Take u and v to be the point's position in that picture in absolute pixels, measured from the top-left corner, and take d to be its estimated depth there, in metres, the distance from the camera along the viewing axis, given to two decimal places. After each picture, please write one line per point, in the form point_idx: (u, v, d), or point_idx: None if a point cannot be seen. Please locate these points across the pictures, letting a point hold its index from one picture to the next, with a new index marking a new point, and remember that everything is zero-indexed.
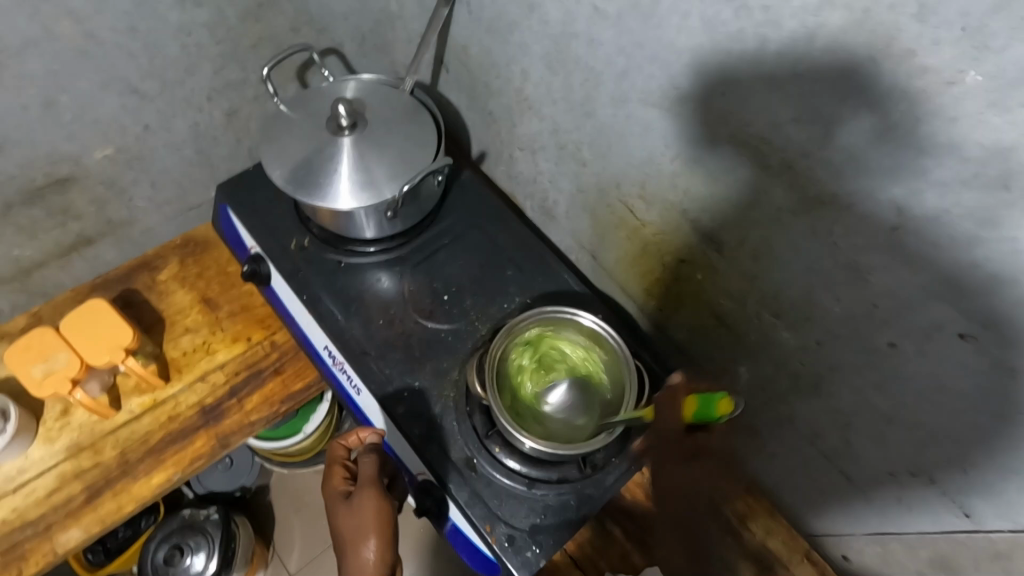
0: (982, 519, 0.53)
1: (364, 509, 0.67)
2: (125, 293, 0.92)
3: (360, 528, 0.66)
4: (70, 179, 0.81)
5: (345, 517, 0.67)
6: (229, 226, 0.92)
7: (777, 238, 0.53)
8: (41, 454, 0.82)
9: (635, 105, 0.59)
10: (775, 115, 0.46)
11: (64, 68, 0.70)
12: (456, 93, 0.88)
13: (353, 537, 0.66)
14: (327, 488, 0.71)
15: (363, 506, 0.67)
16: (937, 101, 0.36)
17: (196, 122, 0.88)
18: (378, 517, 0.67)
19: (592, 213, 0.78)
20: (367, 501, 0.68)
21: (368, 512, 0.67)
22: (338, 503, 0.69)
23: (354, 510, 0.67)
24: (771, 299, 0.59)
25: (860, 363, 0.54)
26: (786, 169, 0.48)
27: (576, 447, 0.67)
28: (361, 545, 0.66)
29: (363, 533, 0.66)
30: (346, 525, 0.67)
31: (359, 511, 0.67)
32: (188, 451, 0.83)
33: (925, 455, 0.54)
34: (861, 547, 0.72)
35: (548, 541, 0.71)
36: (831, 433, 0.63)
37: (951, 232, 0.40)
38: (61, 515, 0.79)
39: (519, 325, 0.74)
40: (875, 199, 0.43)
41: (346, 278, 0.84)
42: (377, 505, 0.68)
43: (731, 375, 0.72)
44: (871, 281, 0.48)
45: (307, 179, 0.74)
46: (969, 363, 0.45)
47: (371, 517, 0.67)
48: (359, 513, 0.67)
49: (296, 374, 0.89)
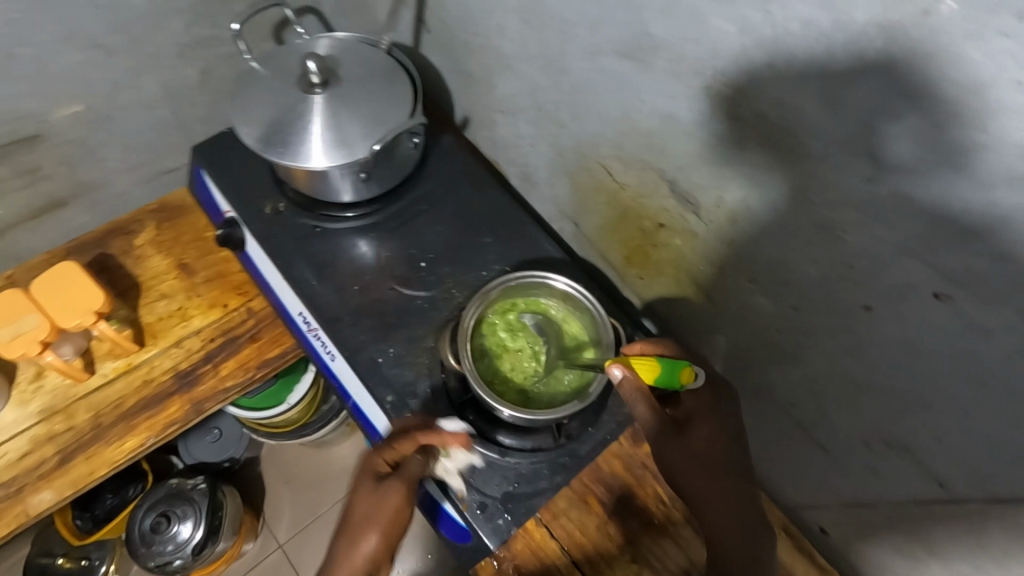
0: (955, 489, 0.52)
1: (395, 508, 0.63)
2: (100, 257, 0.90)
3: (368, 523, 0.62)
4: (38, 137, 0.79)
5: (362, 502, 0.63)
6: (203, 189, 0.90)
7: (752, 197, 0.51)
8: (13, 417, 0.81)
9: (608, 58, 0.57)
10: (748, 60, 0.43)
11: (25, 18, 0.68)
12: (436, 53, 0.86)
13: (367, 523, 0.62)
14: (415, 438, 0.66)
15: (390, 501, 0.63)
16: (912, 35, 0.33)
17: (168, 80, 0.85)
18: (394, 515, 0.62)
19: (572, 178, 0.76)
20: (389, 502, 0.63)
21: (384, 513, 0.62)
22: (366, 485, 0.64)
23: (385, 504, 0.62)
24: (747, 263, 0.57)
25: (835, 327, 0.52)
26: (757, 120, 0.45)
27: (551, 413, 0.66)
28: (371, 524, 0.62)
29: (371, 525, 0.62)
30: (360, 511, 0.63)
31: (385, 498, 0.63)
32: (161, 416, 0.82)
33: (899, 423, 0.53)
34: (838, 520, 0.71)
35: (519, 509, 0.71)
36: (807, 403, 0.62)
37: (925, 183, 0.38)
38: (33, 478, 0.78)
39: (490, 291, 0.71)
40: (848, 150, 0.41)
41: (322, 243, 0.83)
42: (404, 507, 0.63)
43: (710, 344, 0.72)
44: (845, 240, 0.46)
45: (278, 137, 0.71)
46: (946, 325, 0.43)
47: (386, 513, 0.62)
48: (385, 505, 0.62)
49: (273, 341, 0.88)
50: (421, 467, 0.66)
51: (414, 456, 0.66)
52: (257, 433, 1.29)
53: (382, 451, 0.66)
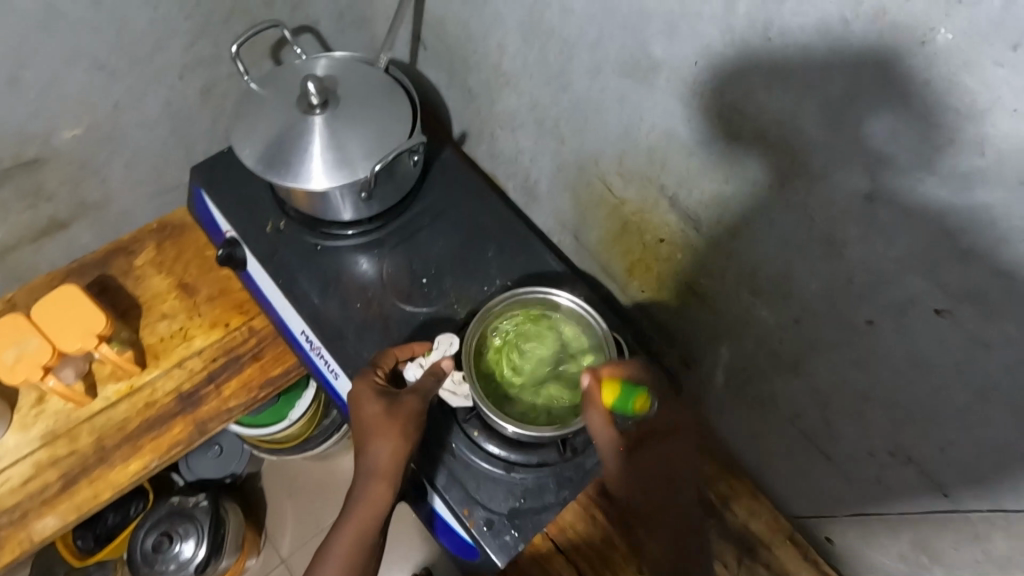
0: (960, 499, 0.52)
1: (406, 412, 0.65)
2: (100, 278, 0.90)
3: (381, 429, 0.63)
4: (39, 159, 0.79)
5: (371, 411, 0.65)
6: (204, 208, 0.90)
7: (754, 213, 0.52)
8: (16, 441, 0.81)
9: (610, 77, 0.57)
10: (750, 81, 0.44)
11: (27, 43, 0.68)
12: (435, 69, 0.86)
13: (380, 427, 0.64)
14: (396, 355, 0.71)
15: (403, 409, 0.65)
16: (910, 61, 0.34)
17: (169, 100, 0.85)
18: (406, 424, 0.64)
19: (573, 192, 0.76)
20: (400, 412, 0.65)
21: (396, 420, 0.64)
22: (371, 397, 0.66)
23: (397, 410, 0.64)
24: (749, 276, 0.58)
25: (838, 341, 0.52)
26: (758, 139, 0.46)
27: (556, 429, 0.67)
28: (387, 431, 0.63)
29: (384, 432, 0.63)
30: (370, 419, 0.64)
31: (393, 407, 0.65)
32: (165, 438, 0.82)
33: (904, 434, 0.53)
34: (843, 528, 0.72)
35: (526, 525, 0.71)
36: (810, 414, 0.63)
37: (925, 203, 0.38)
38: (36, 503, 0.78)
39: (494, 308, 0.73)
40: (850, 170, 0.41)
41: (323, 260, 0.83)
42: (417, 411, 0.66)
43: (713, 355, 0.72)
44: (846, 256, 0.46)
45: (278, 158, 0.72)
46: (948, 340, 0.43)
47: (398, 420, 0.64)
48: (397, 412, 0.64)
49: (275, 359, 0.88)
50: (435, 383, 0.68)
51: (428, 375, 0.68)
52: (257, 449, 1.28)
53: (372, 368, 0.69)
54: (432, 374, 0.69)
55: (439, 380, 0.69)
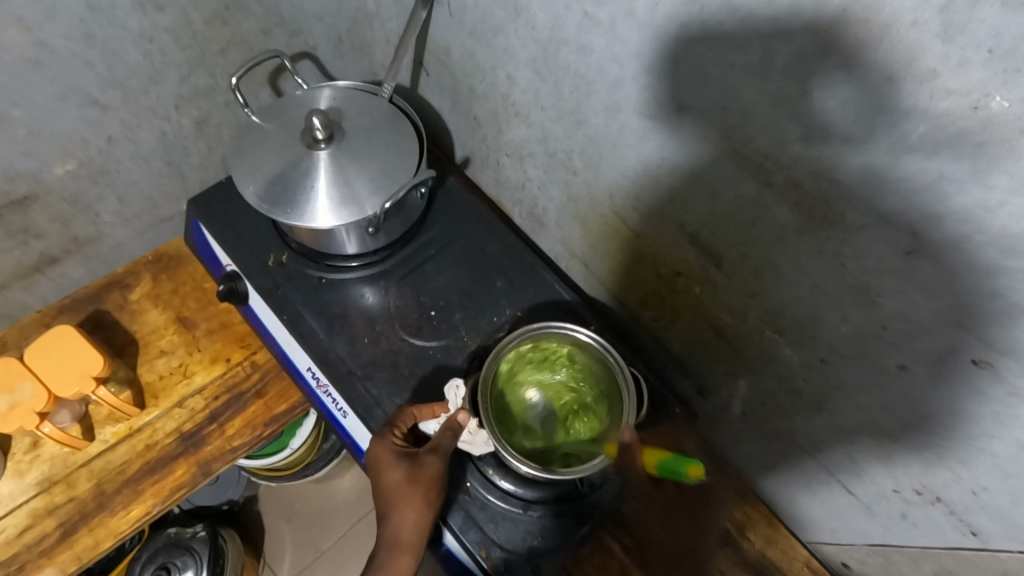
0: (990, 538, 0.52)
1: (428, 477, 0.64)
2: (94, 314, 0.87)
3: (405, 500, 0.63)
4: (30, 197, 0.76)
5: (393, 480, 0.63)
6: (201, 240, 0.87)
7: (781, 255, 0.51)
8: (10, 489, 0.79)
9: (629, 115, 0.57)
10: (782, 132, 0.43)
11: (16, 80, 0.65)
12: (438, 95, 0.85)
13: (403, 496, 0.63)
14: (414, 413, 0.69)
15: (424, 474, 0.64)
16: (962, 126, 0.33)
17: (163, 131, 0.83)
18: (429, 490, 0.64)
19: (584, 223, 0.75)
20: (424, 477, 0.64)
21: (420, 488, 0.63)
22: (393, 464, 0.64)
23: (419, 477, 0.64)
24: (772, 316, 0.57)
25: (867, 383, 0.52)
26: (791, 187, 0.45)
27: (574, 471, 0.64)
28: (409, 499, 0.63)
29: (408, 502, 0.63)
30: (392, 488, 0.63)
31: (414, 472, 0.64)
32: (168, 481, 0.79)
33: (933, 475, 0.52)
34: (863, 557, 0.71)
35: (547, 566, 0.70)
36: (832, 449, 0.62)
37: (971, 260, 0.37)
38: (34, 554, 0.75)
39: (507, 346, 0.70)
40: (889, 222, 0.40)
41: (328, 293, 0.81)
42: (437, 475, 0.65)
43: (729, 389, 0.71)
44: (881, 304, 0.45)
45: (283, 195, 0.69)
46: (987, 391, 0.42)
47: (421, 487, 0.63)
48: (419, 478, 0.64)
49: (279, 395, 0.85)
50: (452, 438, 0.66)
51: (445, 431, 0.66)
52: (255, 476, 1.25)
53: (390, 427, 0.68)
54: (449, 429, 0.66)
55: (456, 434, 0.66)
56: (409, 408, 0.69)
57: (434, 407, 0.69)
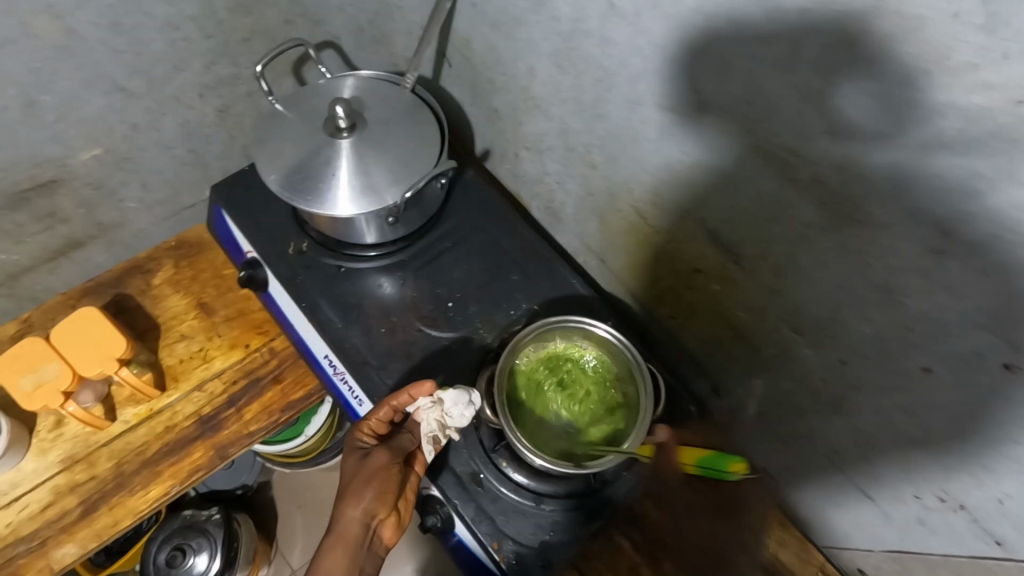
0: (1013, 548, 0.50)
1: (373, 467, 0.62)
2: (118, 298, 0.89)
3: (346, 488, 0.61)
4: (56, 181, 0.77)
5: (347, 470, 0.63)
6: (222, 226, 0.89)
7: (803, 253, 0.50)
8: (34, 467, 0.80)
9: (650, 108, 0.56)
10: (808, 126, 0.42)
11: (45, 66, 0.66)
12: (458, 88, 0.85)
13: (346, 485, 0.61)
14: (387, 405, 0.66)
15: (370, 464, 0.62)
16: (1000, 120, 0.32)
17: (187, 119, 0.84)
18: (370, 479, 0.61)
19: (602, 217, 0.75)
20: (372, 466, 0.62)
21: (362, 475, 0.61)
22: (351, 456, 0.64)
23: (364, 466, 0.62)
24: (792, 316, 0.56)
25: (888, 385, 0.51)
26: (816, 183, 0.45)
27: (587, 466, 0.64)
28: (348, 489, 0.60)
29: (347, 490, 0.60)
30: (344, 477, 0.62)
31: (362, 464, 0.62)
32: (186, 463, 0.81)
33: (955, 481, 0.51)
34: (879, 563, 0.69)
35: (557, 559, 0.70)
36: (851, 451, 0.61)
37: (1003, 261, 0.36)
38: (56, 530, 0.77)
39: (523, 342, 0.71)
40: (918, 220, 0.40)
41: (346, 283, 0.81)
42: (385, 467, 0.62)
43: (746, 388, 0.70)
44: (906, 304, 0.44)
45: (304, 184, 0.70)
46: (1016, 397, 0.41)
47: (364, 475, 0.61)
48: (364, 468, 0.62)
49: (295, 382, 0.86)
50: (409, 441, 0.65)
51: (404, 432, 0.66)
52: (270, 462, 1.26)
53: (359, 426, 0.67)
54: (409, 432, 0.66)
55: (412, 439, 0.66)
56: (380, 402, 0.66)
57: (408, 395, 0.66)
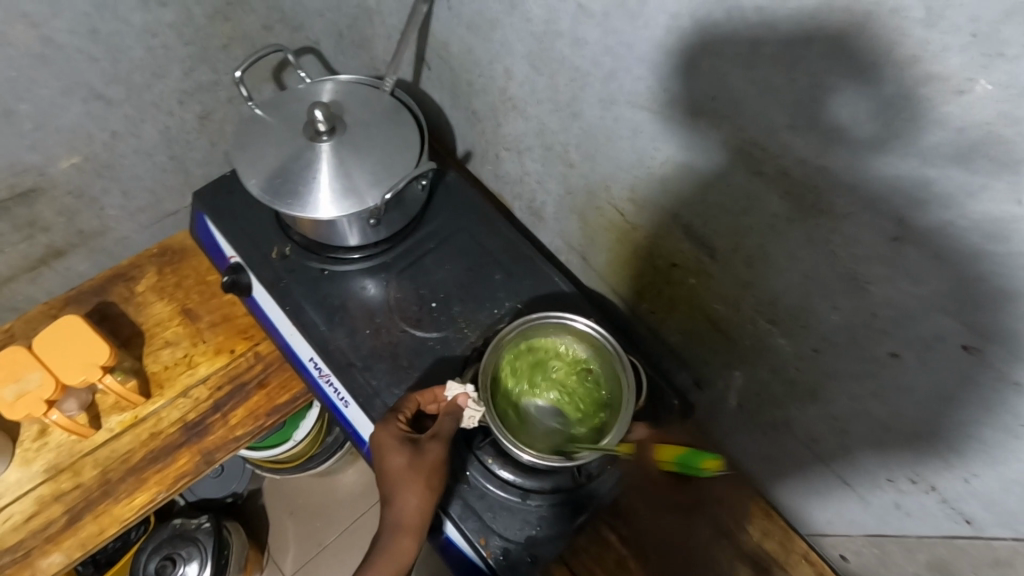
0: (982, 526, 0.52)
1: (429, 462, 0.65)
2: (101, 306, 0.89)
3: (409, 483, 0.64)
4: (36, 190, 0.77)
5: (401, 465, 0.64)
6: (205, 232, 0.89)
7: (773, 244, 0.51)
8: (18, 477, 0.80)
9: (624, 107, 0.57)
10: (771, 120, 0.44)
11: (22, 75, 0.67)
12: (438, 91, 0.85)
13: (406, 480, 0.64)
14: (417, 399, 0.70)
15: (427, 459, 0.65)
16: (944, 110, 0.34)
17: (167, 126, 0.84)
18: (431, 475, 0.65)
19: (581, 216, 0.76)
20: (427, 462, 0.65)
21: (423, 470, 0.64)
22: (399, 448, 0.65)
23: (421, 461, 0.65)
24: (767, 307, 0.57)
25: (860, 372, 0.52)
26: (781, 176, 0.46)
27: (575, 459, 0.65)
28: (412, 484, 0.64)
29: (409, 486, 0.64)
30: (400, 473, 0.64)
31: (418, 459, 0.65)
32: (171, 469, 0.81)
33: (925, 462, 0.53)
34: (860, 548, 0.71)
35: (544, 552, 0.71)
36: (828, 439, 0.62)
37: (957, 246, 0.38)
38: (40, 540, 0.77)
39: (508, 337, 0.72)
40: (877, 209, 0.41)
41: (330, 286, 0.82)
42: (439, 460, 0.66)
43: (726, 380, 0.71)
44: (871, 291, 0.46)
45: (285, 187, 0.70)
46: (975, 377, 0.43)
47: (425, 471, 0.65)
48: (421, 463, 0.65)
49: (281, 386, 0.86)
50: (453, 423, 0.68)
51: (444, 418, 0.68)
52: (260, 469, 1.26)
53: (395, 414, 0.69)
54: (448, 414, 0.68)
55: (456, 420, 0.68)
56: (410, 394, 0.70)
57: (436, 392, 0.71)
